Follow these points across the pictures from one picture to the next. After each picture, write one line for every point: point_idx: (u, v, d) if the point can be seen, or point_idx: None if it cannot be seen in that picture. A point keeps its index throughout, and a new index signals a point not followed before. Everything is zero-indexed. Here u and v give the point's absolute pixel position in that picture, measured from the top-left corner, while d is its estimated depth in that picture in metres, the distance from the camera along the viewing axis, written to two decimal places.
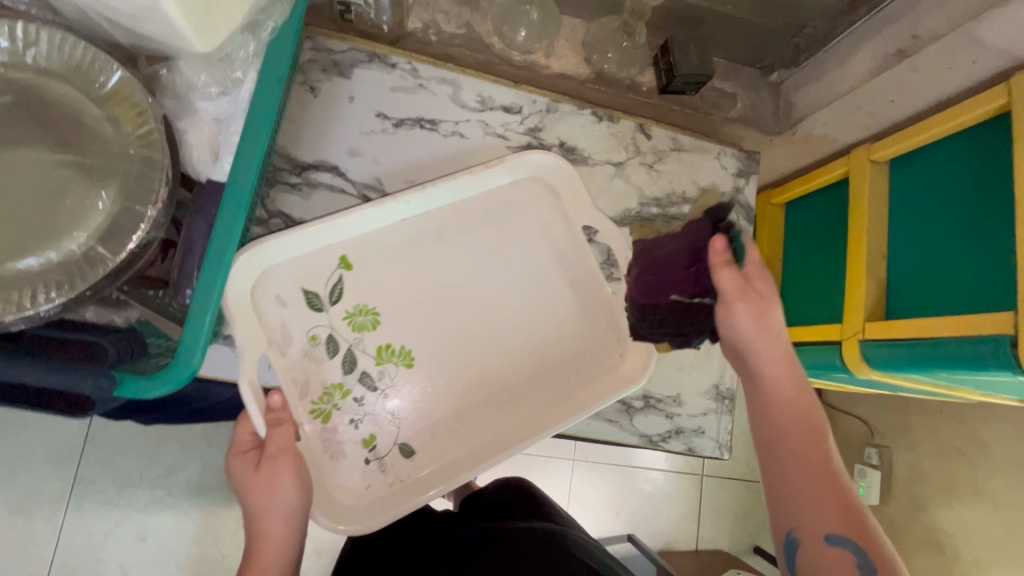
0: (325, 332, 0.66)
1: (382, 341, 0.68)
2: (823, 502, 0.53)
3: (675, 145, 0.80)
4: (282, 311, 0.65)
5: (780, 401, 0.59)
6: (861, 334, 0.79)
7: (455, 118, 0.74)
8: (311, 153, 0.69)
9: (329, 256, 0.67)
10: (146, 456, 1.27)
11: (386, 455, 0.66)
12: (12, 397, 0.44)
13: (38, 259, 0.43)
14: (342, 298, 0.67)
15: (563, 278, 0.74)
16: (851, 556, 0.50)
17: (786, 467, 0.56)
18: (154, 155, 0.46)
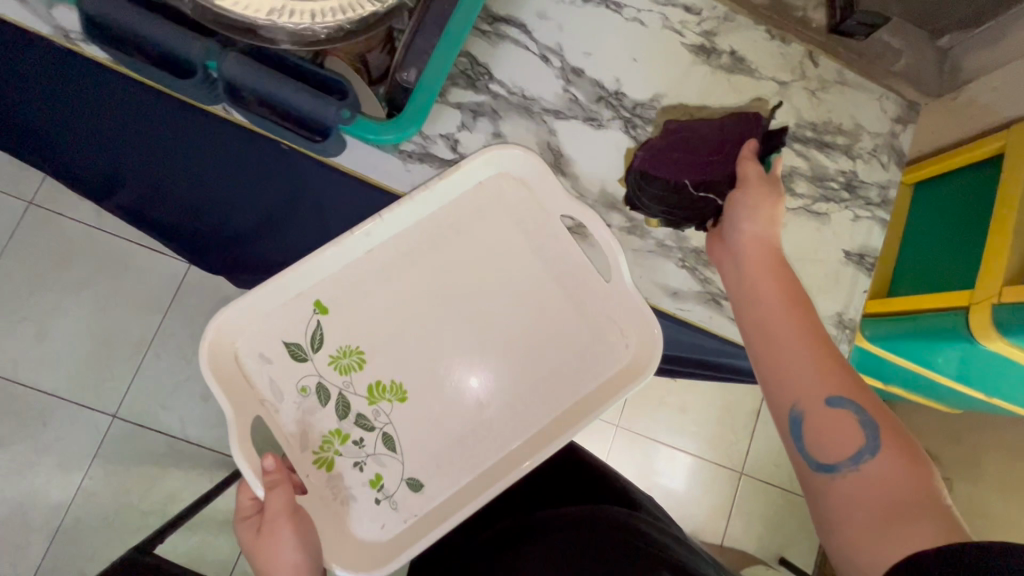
0: (314, 382, 0.69)
1: (370, 379, 0.69)
2: (821, 369, 0.55)
3: (840, 79, 0.81)
4: (268, 368, 0.68)
5: (768, 292, 0.61)
6: (997, 299, 0.77)
7: (638, 6, 0.76)
8: (505, 8, 0.73)
9: (304, 308, 0.69)
10: None
11: (394, 494, 0.67)
12: (270, 117, 0.51)
13: None
14: (323, 340, 0.69)
15: (552, 275, 0.71)
16: (849, 416, 0.52)
17: (783, 345, 0.57)
18: None
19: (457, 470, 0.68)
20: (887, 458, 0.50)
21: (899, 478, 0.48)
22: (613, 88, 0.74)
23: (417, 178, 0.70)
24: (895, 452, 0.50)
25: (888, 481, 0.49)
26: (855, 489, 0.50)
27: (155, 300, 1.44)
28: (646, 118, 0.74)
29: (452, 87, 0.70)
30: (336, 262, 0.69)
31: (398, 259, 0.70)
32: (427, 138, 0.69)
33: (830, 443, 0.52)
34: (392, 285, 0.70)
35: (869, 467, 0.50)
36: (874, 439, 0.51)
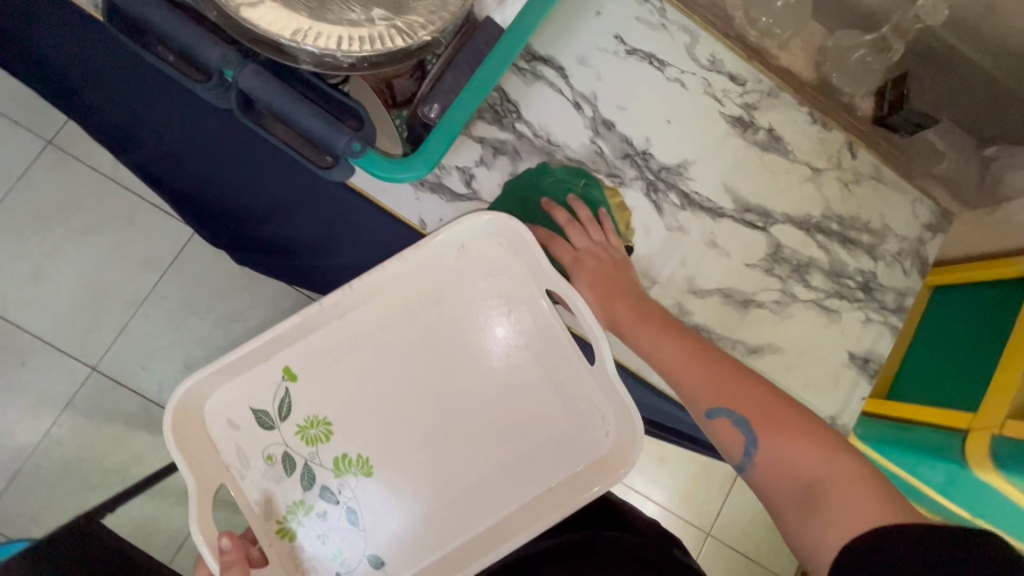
0: (280, 452, 0.63)
1: (338, 452, 0.63)
2: (700, 380, 0.56)
3: (875, 175, 0.78)
4: (235, 436, 0.62)
5: (644, 316, 0.61)
6: (997, 431, 0.74)
7: (682, 67, 0.74)
8: (546, 47, 0.71)
9: (271, 370, 0.63)
10: (218, 295, 1.32)
11: (355, 568, 0.63)
12: (279, 134, 0.49)
13: (359, 13, 0.46)
14: (292, 410, 0.63)
15: (536, 355, 0.65)
16: (728, 420, 0.54)
17: (661, 365, 0.59)
18: None
19: (455, 528, 0.63)
20: (774, 441, 0.52)
21: (806, 455, 0.50)
22: (641, 147, 0.72)
23: (425, 208, 0.67)
24: (780, 427, 0.52)
25: (788, 461, 0.50)
26: (773, 478, 0.51)
27: (155, 262, 1.31)
28: (669, 183, 0.72)
29: (478, 120, 0.68)
30: (300, 345, 0.63)
31: (381, 325, 0.64)
32: (442, 169, 0.67)
33: (728, 448, 0.54)
34: (393, 346, 0.64)
35: (765, 451, 0.52)
36: (755, 433, 0.52)
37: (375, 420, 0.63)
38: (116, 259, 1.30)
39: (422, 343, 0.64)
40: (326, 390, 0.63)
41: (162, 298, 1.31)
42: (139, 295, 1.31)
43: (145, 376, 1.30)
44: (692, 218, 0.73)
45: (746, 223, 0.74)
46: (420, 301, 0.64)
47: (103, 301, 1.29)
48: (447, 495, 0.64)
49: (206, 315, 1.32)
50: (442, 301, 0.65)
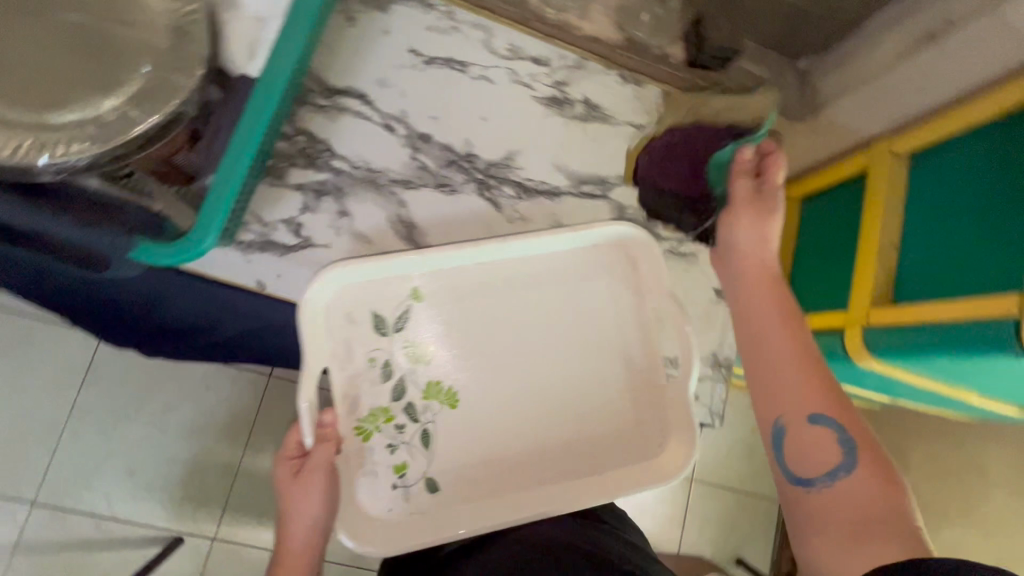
0: (383, 358, 0.65)
1: (433, 376, 0.66)
2: (807, 390, 0.49)
3: (697, 115, 0.81)
4: (349, 329, 0.65)
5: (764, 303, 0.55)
6: (866, 320, 0.79)
7: (484, 62, 0.75)
8: (341, 79, 0.71)
9: (397, 289, 0.67)
10: (146, 390, 1.19)
11: (412, 486, 0.63)
12: (45, 248, 0.49)
13: (82, 112, 0.45)
14: (411, 326, 0.66)
15: (615, 352, 0.69)
16: (831, 436, 0.47)
17: (770, 361, 0.51)
18: (191, 31, 0.48)
19: (515, 484, 0.64)
20: (867, 479, 0.45)
21: (874, 497, 0.44)
22: (464, 151, 0.73)
23: (260, 269, 0.66)
24: (870, 470, 0.45)
25: (863, 499, 0.44)
26: (829, 504, 0.45)
27: (51, 377, 1.17)
28: (500, 177, 0.74)
29: (291, 168, 0.68)
30: (431, 269, 0.67)
31: (464, 288, 0.68)
32: (266, 226, 0.67)
33: (803, 462, 0.47)
34: (489, 292, 0.68)
35: (847, 485, 0.45)
36: (851, 467, 0.46)
37: (467, 366, 0.66)
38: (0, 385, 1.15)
39: (519, 299, 0.68)
40: (442, 323, 0.67)
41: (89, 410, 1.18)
42: (61, 417, 1.17)
43: (92, 496, 1.15)
44: (531, 206, 0.74)
45: (585, 195, 0.76)
46: (505, 268, 0.69)
47: (29, 434, 1.15)
48: (514, 451, 0.65)
49: (136, 417, 1.18)
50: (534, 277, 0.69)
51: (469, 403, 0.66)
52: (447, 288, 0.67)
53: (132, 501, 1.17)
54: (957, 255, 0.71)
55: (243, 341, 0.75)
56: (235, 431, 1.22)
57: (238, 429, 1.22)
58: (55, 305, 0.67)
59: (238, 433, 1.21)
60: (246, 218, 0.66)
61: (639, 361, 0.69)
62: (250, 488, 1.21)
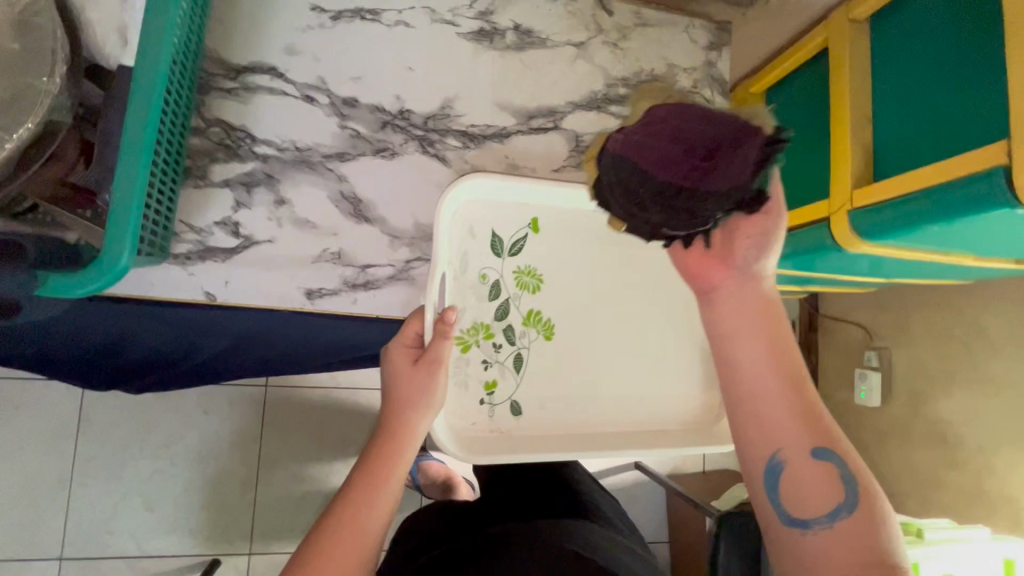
0: (494, 277, 0.67)
1: (533, 306, 0.68)
2: (805, 417, 0.41)
3: (639, 20, 0.74)
4: (468, 242, 0.66)
5: (761, 319, 0.42)
6: (850, 204, 0.75)
7: (396, 6, 0.68)
8: (244, 55, 0.64)
9: (519, 216, 0.68)
10: (142, 427, 1.15)
11: (499, 404, 0.66)
12: None
13: None
14: (525, 253, 0.68)
15: (674, 320, 0.72)
16: (831, 472, 0.40)
17: (765, 387, 0.41)
18: (39, 23, 0.41)
19: (597, 402, 0.69)
20: (871, 517, 0.40)
21: (880, 535, 0.39)
22: (396, 109, 0.67)
23: (206, 279, 0.61)
24: (869, 506, 0.40)
25: (867, 539, 0.39)
26: (829, 549, 0.39)
27: (40, 438, 1.11)
28: (442, 130, 0.68)
29: (212, 164, 0.62)
30: (552, 204, 0.68)
31: (558, 227, 0.69)
32: (201, 232, 0.61)
33: (804, 502, 0.40)
34: (589, 238, 0.70)
35: (847, 526, 0.40)
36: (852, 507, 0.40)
37: (567, 298, 0.68)
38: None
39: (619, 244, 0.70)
40: (551, 257, 0.69)
41: (90, 460, 1.14)
42: (64, 472, 1.12)
43: (117, 540, 1.13)
44: (482, 154, 0.69)
45: (537, 131, 0.70)
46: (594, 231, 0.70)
47: (36, 496, 1.10)
48: (599, 384, 0.69)
49: (141, 455, 1.15)
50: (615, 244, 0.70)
51: (568, 333, 0.68)
52: (562, 225, 0.69)
53: (162, 536, 1.15)
54: (941, 108, 0.66)
55: (210, 369, 0.67)
56: (244, 447, 1.19)
57: (247, 444, 1.19)
58: (72, 352, 0.59)
59: (247, 448, 1.19)
60: (176, 228, 0.60)
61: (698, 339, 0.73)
62: (274, 497, 1.20)
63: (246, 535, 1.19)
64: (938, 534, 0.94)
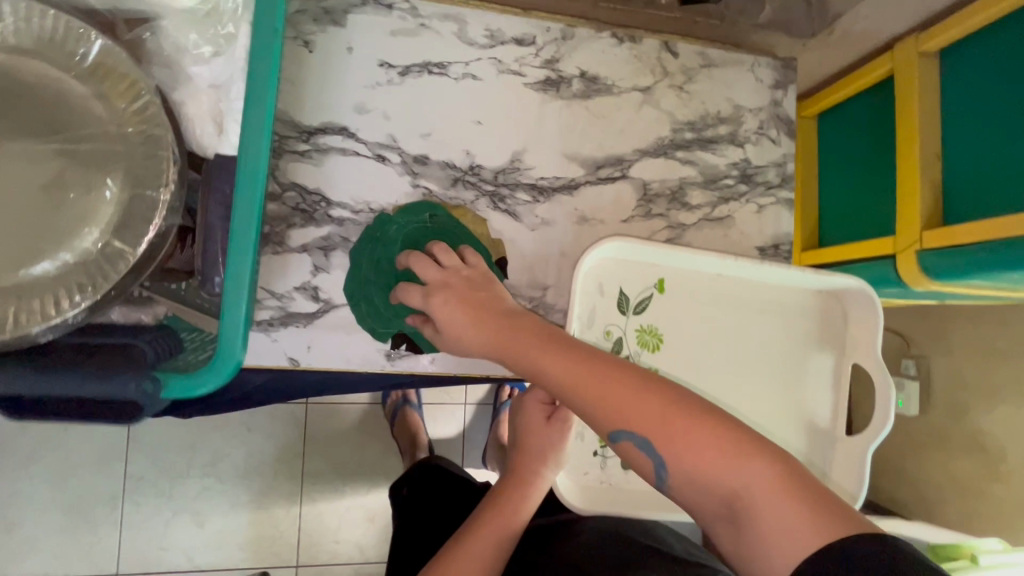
0: (617, 333, 0.67)
1: (652, 364, 0.68)
2: (598, 400, 0.42)
3: (704, 62, 0.73)
4: (596, 298, 0.66)
5: (518, 342, 0.47)
6: (918, 245, 0.75)
7: (464, 58, 0.67)
8: (316, 116, 0.64)
9: (647, 275, 0.67)
10: (188, 446, 1.14)
11: (611, 458, 0.68)
12: (63, 411, 0.41)
13: (53, 262, 0.40)
14: (648, 311, 0.67)
15: (788, 387, 0.70)
16: (633, 434, 0.40)
17: (565, 395, 0.44)
18: (155, 131, 0.41)
19: None
20: (691, 447, 0.39)
21: (713, 463, 0.38)
22: (466, 164, 0.67)
23: (288, 344, 0.62)
24: (687, 429, 0.39)
25: (701, 469, 0.39)
26: (689, 494, 0.40)
27: (92, 458, 1.10)
28: (512, 185, 0.68)
29: (290, 229, 0.62)
30: (683, 265, 0.67)
31: (684, 287, 0.68)
32: (282, 297, 0.62)
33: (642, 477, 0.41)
34: (712, 300, 0.69)
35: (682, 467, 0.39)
36: (660, 448, 0.40)
37: (686, 357, 0.68)
38: (31, 478, 1.07)
39: (744, 307, 0.69)
40: (673, 316, 0.68)
41: (140, 478, 1.12)
42: (116, 489, 1.11)
43: (169, 556, 1.13)
44: (551, 207, 0.69)
45: (605, 180, 0.70)
46: (721, 291, 0.69)
47: (89, 514, 1.09)
48: None
49: (189, 473, 1.14)
50: (743, 301, 0.69)
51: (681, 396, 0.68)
52: (687, 285, 0.68)
53: (212, 552, 1.15)
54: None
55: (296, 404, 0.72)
56: (290, 462, 1.19)
57: (292, 459, 1.20)
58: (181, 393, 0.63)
59: (293, 463, 1.19)
60: (258, 296, 0.61)
61: (815, 410, 0.70)
62: (319, 513, 1.20)
63: (293, 550, 1.19)
64: (993, 557, 0.94)
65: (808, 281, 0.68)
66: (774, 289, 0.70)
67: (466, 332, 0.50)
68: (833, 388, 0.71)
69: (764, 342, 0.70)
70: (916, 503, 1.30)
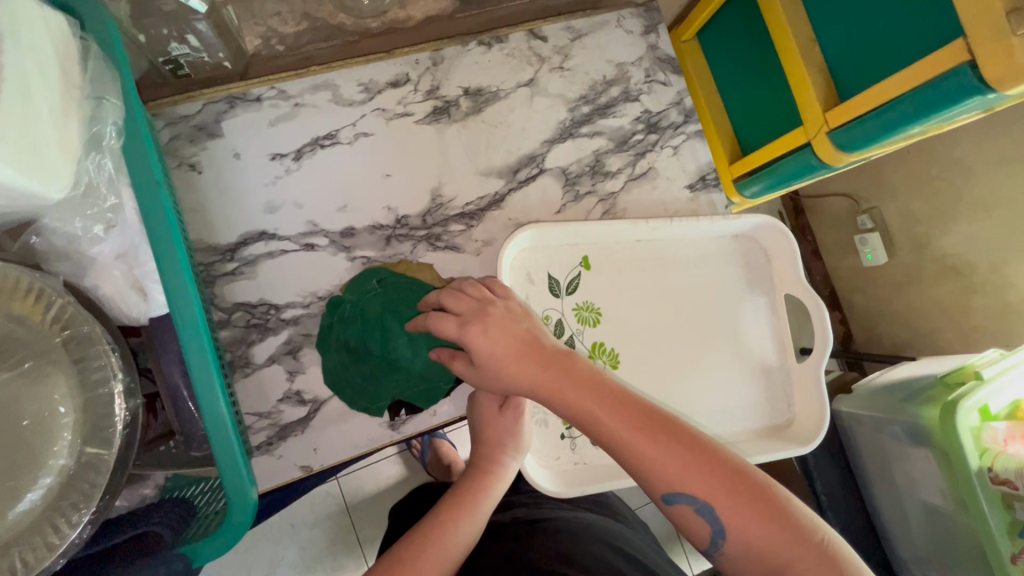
0: (556, 317, 0.68)
1: (597, 338, 0.69)
2: (662, 460, 0.45)
3: (573, 35, 0.74)
4: (527, 287, 0.68)
5: (571, 390, 0.48)
6: (826, 127, 0.77)
7: (349, 120, 0.67)
8: (232, 231, 0.63)
9: (570, 256, 0.70)
10: (243, 564, 1.14)
11: (579, 436, 0.69)
12: None
13: (35, 492, 0.39)
14: (581, 289, 0.69)
15: (730, 333, 0.73)
16: (690, 501, 0.44)
17: (622, 446, 0.46)
18: (83, 329, 0.41)
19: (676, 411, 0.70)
20: (748, 523, 0.43)
21: (766, 539, 0.42)
22: (392, 219, 0.67)
23: (295, 454, 0.62)
24: (749, 500, 0.43)
25: (755, 542, 0.42)
26: (736, 562, 0.44)
27: None
28: (442, 221, 0.68)
29: (251, 347, 0.62)
30: (599, 240, 0.70)
31: (609, 263, 0.71)
32: (270, 414, 0.62)
33: (691, 538, 0.46)
34: (636, 268, 0.71)
35: (736, 539, 0.43)
36: (722, 522, 0.43)
37: (631, 323, 0.70)
38: None
39: (670, 265, 0.72)
40: (608, 292, 0.70)
41: None
42: None
43: None
44: (486, 226, 0.70)
45: (526, 181, 0.71)
46: (646, 256, 0.72)
47: None
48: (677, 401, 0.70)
49: None
50: (671, 261, 0.72)
51: (630, 366, 0.69)
52: (610, 259, 0.71)
53: None
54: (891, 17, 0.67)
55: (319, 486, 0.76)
56: (342, 540, 1.19)
57: (344, 536, 1.19)
58: None
59: (347, 540, 1.19)
60: (248, 422, 0.61)
61: (761, 348, 0.74)
62: None
63: None
64: (997, 367, 0.99)
65: (721, 227, 0.72)
66: (701, 245, 0.74)
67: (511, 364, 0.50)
68: (773, 326, 0.75)
69: (699, 291, 0.73)
70: (915, 340, 1.36)
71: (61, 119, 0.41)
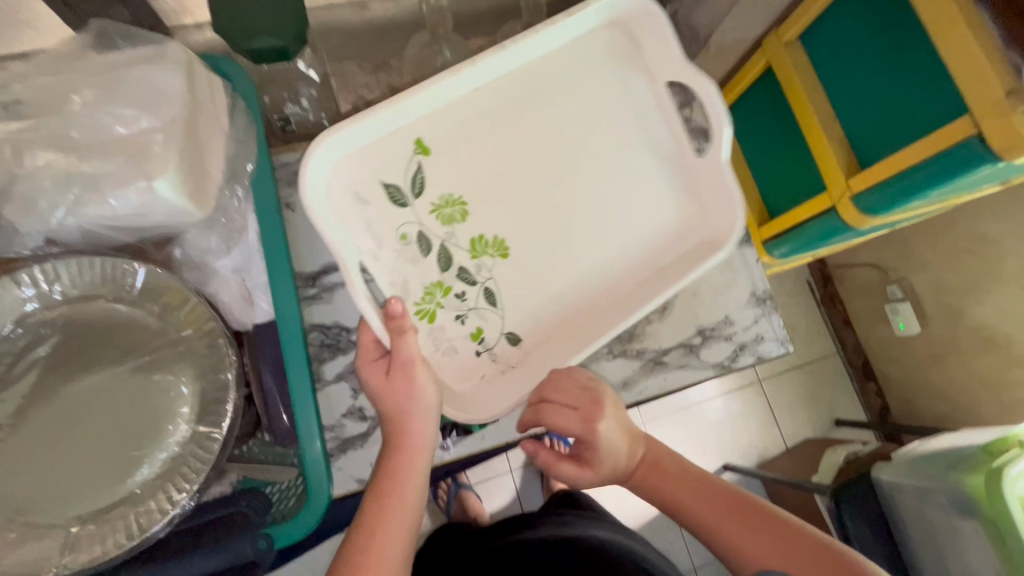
0: (414, 229, 0.62)
1: (471, 233, 0.63)
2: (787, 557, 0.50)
3: None
4: (366, 208, 0.60)
5: (700, 509, 0.55)
6: (851, 192, 0.84)
7: None
8: (315, 261, 0.72)
9: (401, 147, 0.62)
10: None
11: (495, 344, 0.63)
12: None
13: (152, 463, 0.45)
14: (428, 186, 0.62)
15: (637, 180, 0.66)
16: None
17: (747, 550, 0.51)
18: (209, 324, 0.48)
19: (572, 280, 0.64)
20: None
21: None
22: None
23: (353, 467, 0.67)
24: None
25: None
26: None
27: None
28: None
29: (323, 364, 0.69)
30: (415, 114, 0.61)
31: (446, 137, 0.63)
32: (335, 427, 0.67)
33: None
34: (500, 126, 0.64)
35: None
36: None
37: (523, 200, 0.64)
38: None
39: (542, 127, 0.65)
40: (469, 168, 0.63)
41: None
42: None
43: None
44: None
45: None
46: (501, 102, 0.64)
47: None
48: (579, 269, 0.64)
49: None
50: (523, 104, 0.64)
51: (521, 243, 0.64)
52: (449, 134, 0.63)
53: None
54: (904, 98, 0.75)
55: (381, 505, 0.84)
56: None
57: None
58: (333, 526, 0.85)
59: None
60: None
61: (653, 137, 0.67)
62: None
63: None
64: None
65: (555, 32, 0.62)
66: (543, 67, 0.64)
67: (625, 452, 0.58)
68: (666, 122, 0.67)
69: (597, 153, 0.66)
70: (956, 410, 1.34)
71: (211, 157, 0.51)
